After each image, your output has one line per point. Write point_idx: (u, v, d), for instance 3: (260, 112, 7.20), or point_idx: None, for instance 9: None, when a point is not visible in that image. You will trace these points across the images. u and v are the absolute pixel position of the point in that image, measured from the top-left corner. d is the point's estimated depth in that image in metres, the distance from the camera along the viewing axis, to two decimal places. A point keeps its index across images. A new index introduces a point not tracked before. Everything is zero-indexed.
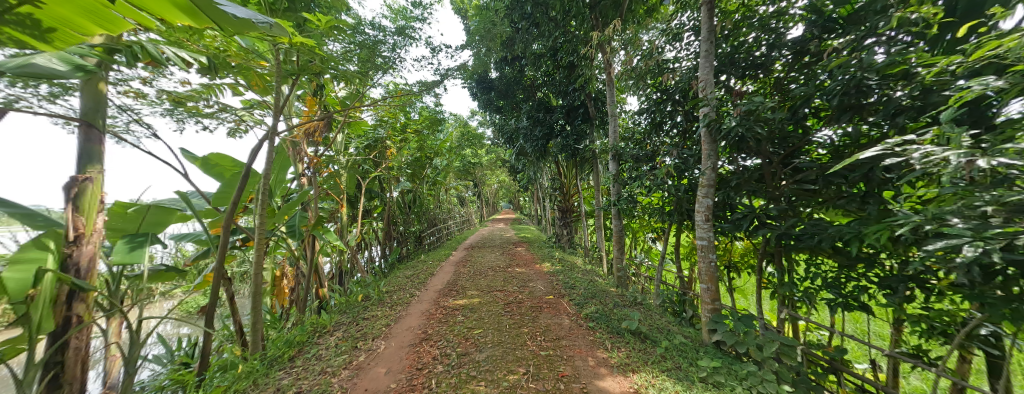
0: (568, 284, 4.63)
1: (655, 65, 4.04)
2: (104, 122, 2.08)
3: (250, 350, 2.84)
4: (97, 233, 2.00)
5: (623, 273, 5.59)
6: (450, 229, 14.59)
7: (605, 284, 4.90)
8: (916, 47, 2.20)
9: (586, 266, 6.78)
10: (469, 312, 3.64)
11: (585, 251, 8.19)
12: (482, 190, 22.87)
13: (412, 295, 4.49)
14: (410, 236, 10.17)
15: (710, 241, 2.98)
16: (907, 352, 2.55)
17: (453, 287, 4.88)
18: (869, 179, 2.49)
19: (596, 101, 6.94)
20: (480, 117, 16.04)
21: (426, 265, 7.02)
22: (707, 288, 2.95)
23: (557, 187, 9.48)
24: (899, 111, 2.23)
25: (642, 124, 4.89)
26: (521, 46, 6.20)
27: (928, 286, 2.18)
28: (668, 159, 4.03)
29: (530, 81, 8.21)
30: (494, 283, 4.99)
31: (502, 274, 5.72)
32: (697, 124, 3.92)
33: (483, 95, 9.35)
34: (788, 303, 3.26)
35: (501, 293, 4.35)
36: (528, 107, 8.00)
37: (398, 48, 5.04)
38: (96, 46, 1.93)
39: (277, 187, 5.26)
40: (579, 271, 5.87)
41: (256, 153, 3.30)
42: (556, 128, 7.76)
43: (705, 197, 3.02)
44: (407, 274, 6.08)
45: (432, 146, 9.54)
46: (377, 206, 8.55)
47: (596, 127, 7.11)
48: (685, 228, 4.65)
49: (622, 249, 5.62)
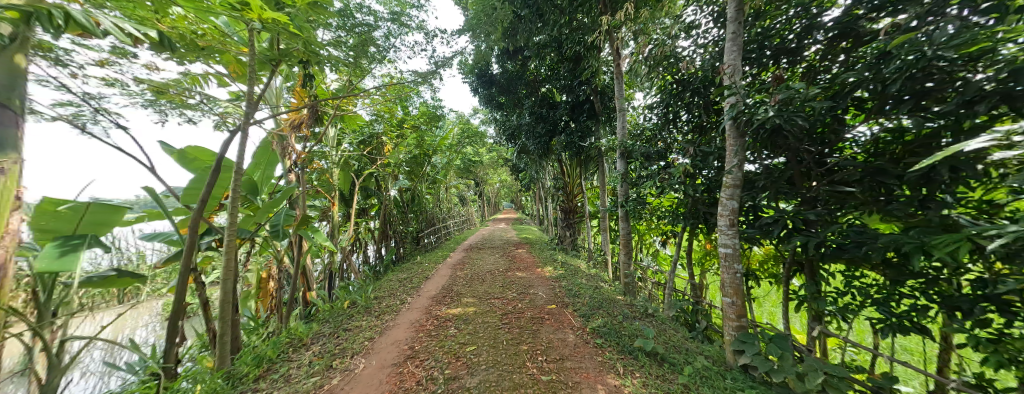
0: (572, 292, 4.28)
1: (669, 53, 3.70)
2: (22, 102, 1.82)
3: (213, 368, 2.52)
4: (10, 235, 1.72)
5: (631, 279, 5.24)
6: (450, 229, 14.26)
7: (611, 292, 4.55)
8: (997, 21, 1.86)
9: (590, 270, 6.44)
10: (463, 323, 3.30)
11: (588, 254, 7.84)
12: (483, 189, 22.57)
13: (402, 301, 4.15)
14: (408, 236, 9.86)
15: (735, 249, 2.63)
16: (970, 381, 2.19)
17: (448, 293, 4.54)
18: (930, 180, 2.14)
19: (602, 97, 6.62)
20: (483, 115, 15.76)
21: (422, 267, 6.69)
22: (731, 303, 2.60)
23: (560, 187, 9.15)
24: (975, 99, 1.88)
25: (652, 120, 4.55)
26: (523, 37, 5.84)
27: (1011, 309, 1.82)
28: (683, 157, 3.69)
29: (534, 75, 7.88)
30: (492, 289, 4.65)
31: (501, 278, 5.39)
32: (714, 118, 3.59)
33: (484, 90, 9.04)
34: (821, 319, 2.90)
35: (499, 301, 4.01)
36: (531, 103, 7.68)
37: (392, 36, 4.73)
38: (8, 10, 1.63)
39: (263, 184, 4.96)
40: (582, 276, 5.53)
41: (227, 144, 2.97)
42: (560, 125, 7.43)
43: (730, 199, 2.67)
44: (401, 277, 5.77)
45: (431, 143, 9.24)
46: (374, 204, 8.25)
47: (602, 123, 6.78)
48: (699, 233, 4.31)
49: (629, 253, 5.29)
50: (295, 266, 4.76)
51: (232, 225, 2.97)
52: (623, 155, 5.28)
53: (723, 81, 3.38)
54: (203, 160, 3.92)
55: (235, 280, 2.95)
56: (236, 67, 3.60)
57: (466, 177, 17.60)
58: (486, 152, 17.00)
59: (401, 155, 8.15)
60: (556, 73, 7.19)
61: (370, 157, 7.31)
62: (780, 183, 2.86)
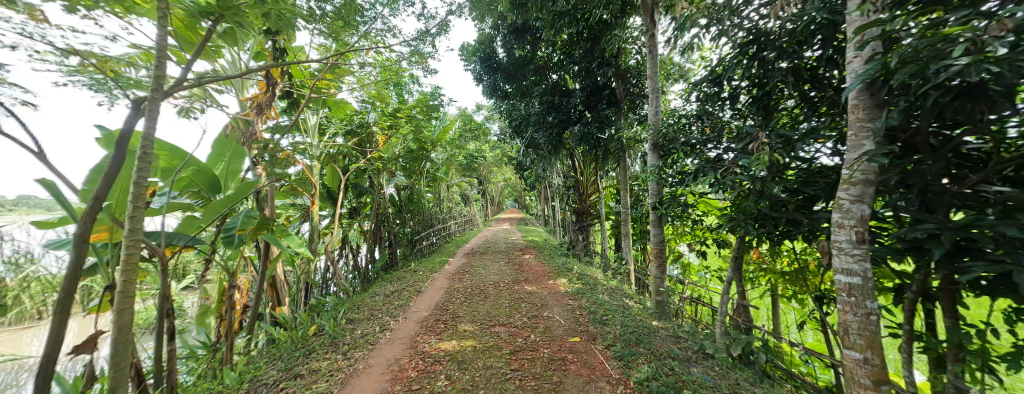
0: (598, 316, 3.42)
1: (731, 9, 2.84)
2: None
3: None
4: None
5: (664, 298, 4.35)
6: (450, 231, 13.39)
7: (644, 315, 3.68)
8: None
9: (608, 281, 5.57)
10: (456, 369, 2.46)
11: (605, 262, 6.94)
12: (486, 188, 21.78)
13: (382, 327, 3.32)
14: (405, 238, 9.05)
15: (868, 279, 1.71)
16: None
17: (442, 314, 3.70)
18: None
19: (624, 81, 5.77)
20: (486, 110, 15.02)
21: (415, 276, 5.85)
22: (863, 360, 1.71)
23: (571, 186, 8.28)
24: None
25: (697, 101, 3.68)
26: (536, 8, 4.99)
27: None
28: (747, 145, 2.82)
29: (544, 61, 7.11)
30: (497, 308, 3.82)
31: (507, 293, 4.52)
32: (792, 94, 2.71)
33: (488, 77, 8.22)
34: (974, 378, 2.00)
35: (505, 329, 3.18)
36: (541, 91, 6.86)
37: (380, 3, 3.94)
38: None
39: (228, 179, 4.23)
40: (603, 292, 4.67)
41: (133, 122, 2.12)
42: (574, 114, 6.60)
43: (857, 202, 1.74)
44: (390, 289, 4.91)
45: (430, 136, 8.43)
46: (365, 203, 7.43)
47: (623, 112, 5.94)
48: (756, 244, 3.47)
49: (662, 266, 4.37)
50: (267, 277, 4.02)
51: (134, 231, 2.14)
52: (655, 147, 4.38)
53: (830, 35, 2.31)
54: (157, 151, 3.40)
55: (135, 310, 2.13)
56: (183, 27, 2.91)
57: (470, 175, 16.81)
58: (491, 149, 16.22)
59: (396, 148, 7.34)
60: (571, 56, 6.36)
61: (360, 150, 6.48)
62: (921, 178, 1.93)
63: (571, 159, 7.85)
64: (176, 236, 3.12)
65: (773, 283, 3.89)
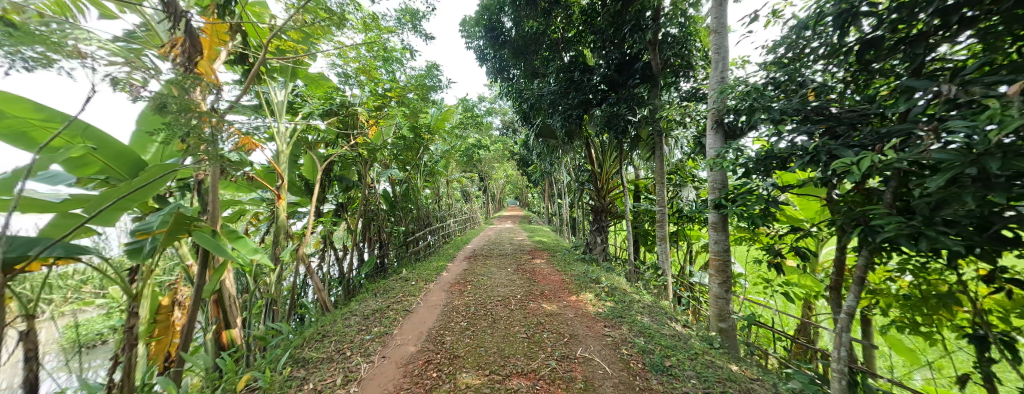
0: (660, 361, 2.42)
1: None
2: None
3: None
4: None
5: (727, 325, 3.34)
6: (450, 230, 12.36)
7: (717, 356, 2.65)
8: None
9: (642, 295, 4.56)
10: None
11: (631, 269, 5.93)
12: (489, 184, 20.72)
13: (348, 378, 2.34)
14: (398, 239, 8.01)
15: None
16: None
17: (434, 351, 2.71)
18: None
19: (661, 51, 4.74)
20: (489, 100, 13.92)
21: (406, 287, 4.82)
22: None
23: (588, 180, 7.25)
24: None
25: (791, 61, 2.68)
26: None
27: None
28: (919, 106, 1.79)
29: (559, 33, 6.09)
30: (510, 341, 2.83)
31: (522, 315, 3.50)
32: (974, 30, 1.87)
33: (494, 55, 7.19)
34: None
35: (525, 384, 2.23)
36: (556, 67, 5.83)
37: None
38: None
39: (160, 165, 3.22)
40: (644, 314, 3.64)
41: None
42: (596, 94, 5.58)
43: None
44: (371, 306, 3.88)
45: (426, 122, 7.38)
46: (353, 199, 6.38)
47: (658, 90, 4.92)
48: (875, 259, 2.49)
49: (726, 283, 3.34)
50: (212, 294, 3.00)
51: None
52: (718, 125, 3.38)
53: None
54: (24, 119, 2.36)
55: None
56: None
57: (470, 170, 15.71)
58: (495, 142, 15.18)
59: (386, 135, 6.31)
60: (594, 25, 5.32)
61: (344, 135, 5.45)
62: None
63: (589, 150, 6.81)
64: (35, 243, 2.05)
65: (892, 310, 2.85)
